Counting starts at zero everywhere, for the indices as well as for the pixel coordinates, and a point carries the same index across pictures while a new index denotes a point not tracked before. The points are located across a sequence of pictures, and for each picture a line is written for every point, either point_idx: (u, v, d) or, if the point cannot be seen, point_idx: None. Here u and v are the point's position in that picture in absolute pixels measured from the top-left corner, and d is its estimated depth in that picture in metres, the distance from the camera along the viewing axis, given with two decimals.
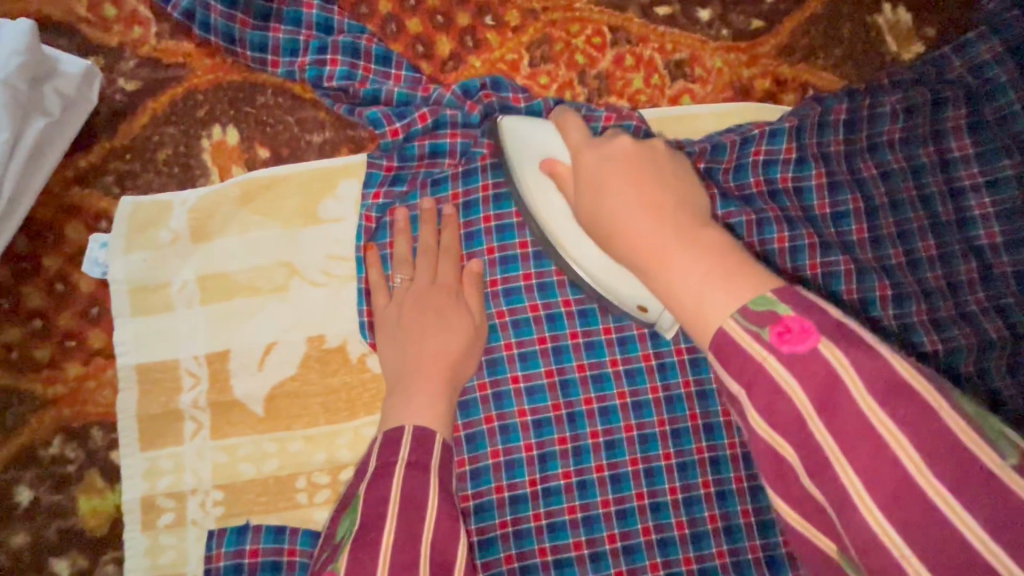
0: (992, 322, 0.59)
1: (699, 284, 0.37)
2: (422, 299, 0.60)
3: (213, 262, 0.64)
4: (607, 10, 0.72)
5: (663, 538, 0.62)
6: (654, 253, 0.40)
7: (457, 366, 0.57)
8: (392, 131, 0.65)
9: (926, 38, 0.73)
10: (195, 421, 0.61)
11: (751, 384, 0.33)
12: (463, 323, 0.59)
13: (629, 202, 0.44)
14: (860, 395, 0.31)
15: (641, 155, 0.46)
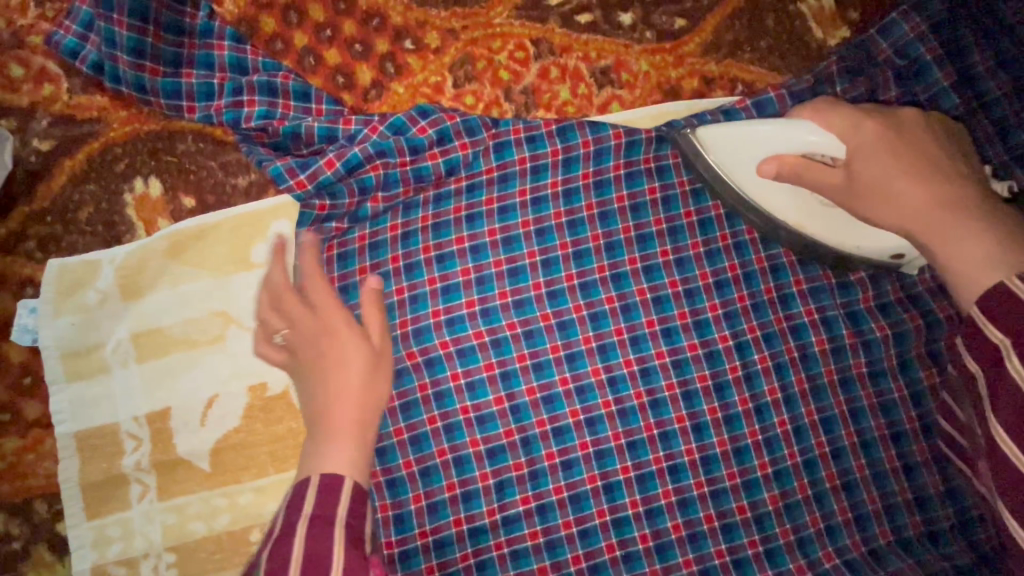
0: None
1: (990, 249, 0.47)
2: (320, 333, 0.57)
3: (147, 319, 0.63)
4: (527, 23, 0.71)
5: (628, 553, 0.61)
6: (926, 221, 0.51)
7: (366, 402, 0.55)
8: (296, 183, 0.62)
9: (850, 22, 0.73)
10: (141, 484, 0.60)
11: (1017, 332, 0.41)
12: (369, 349, 0.57)
13: (900, 174, 0.52)
14: None
15: (910, 129, 0.54)
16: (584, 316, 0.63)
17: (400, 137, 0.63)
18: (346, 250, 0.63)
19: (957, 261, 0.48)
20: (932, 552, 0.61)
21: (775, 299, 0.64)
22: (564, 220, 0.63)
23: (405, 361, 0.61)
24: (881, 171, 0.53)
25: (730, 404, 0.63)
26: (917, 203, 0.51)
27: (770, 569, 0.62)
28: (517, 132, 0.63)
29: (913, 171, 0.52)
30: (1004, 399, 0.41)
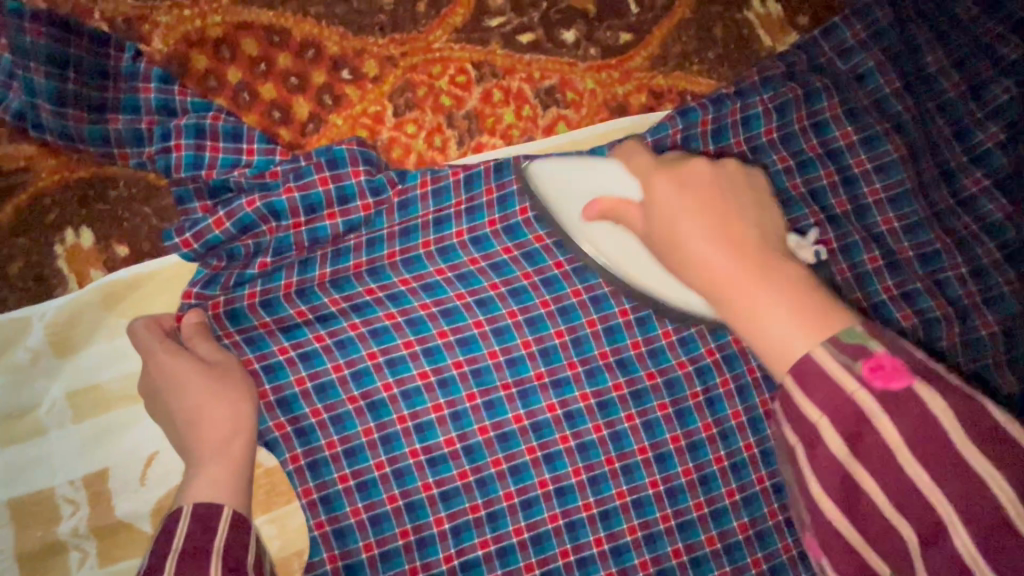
0: (901, 313, 0.61)
1: (787, 312, 0.40)
2: (173, 385, 0.56)
3: (82, 376, 0.60)
4: (467, 46, 0.69)
5: None
6: (724, 286, 0.44)
7: (228, 441, 0.54)
8: (184, 242, 0.60)
9: (799, 27, 0.72)
10: (80, 550, 0.57)
11: (836, 412, 0.36)
12: (232, 390, 0.55)
13: (698, 232, 0.47)
14: (892, 433, 0.35)
15: (718, 181, 0.51)
16: (534, 351, 0.62)
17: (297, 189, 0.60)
18: (234, 307, 0.60)
19: (759, 337, 0.41)
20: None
21: None
22: (516, 254, 0.63)
23: (345, 406, 0.59)
24: (670, 220, 0.49)
25: (692, 432, 0.62)
26: (717, 270, 0.45)
27: None
28: (424, 186, 0.63)
29: (717, 237, 0.46)
30: (833, 483, 0.37)
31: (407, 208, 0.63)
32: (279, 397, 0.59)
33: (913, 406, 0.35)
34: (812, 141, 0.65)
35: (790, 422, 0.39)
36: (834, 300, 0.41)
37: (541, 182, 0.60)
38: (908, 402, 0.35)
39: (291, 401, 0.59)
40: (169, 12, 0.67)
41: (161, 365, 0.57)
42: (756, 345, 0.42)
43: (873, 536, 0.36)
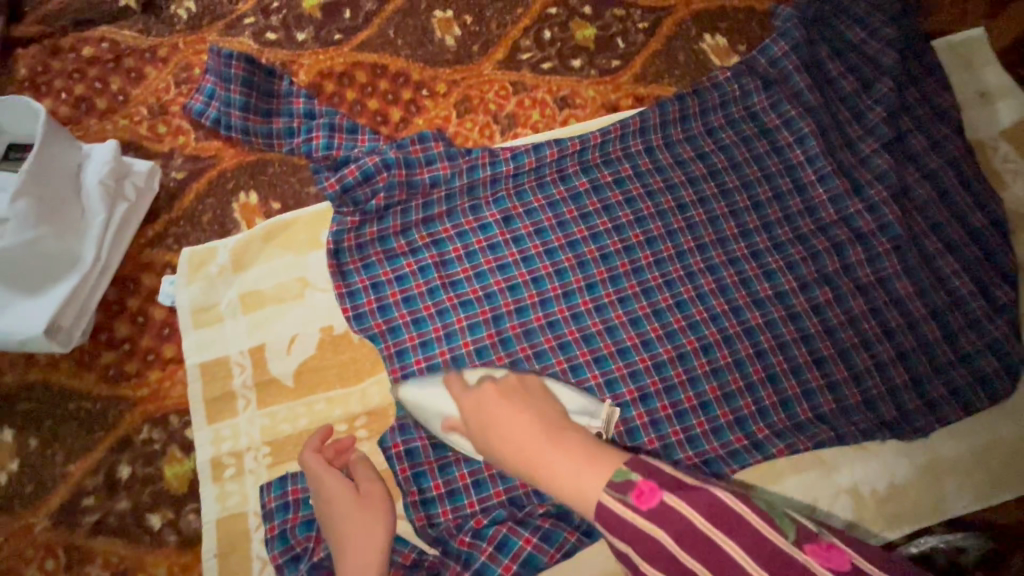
0: (818, 240, 0.89)
1: (577, 467, 0.56)
2: (331, 505, 0.72)
3: (249, 284, 0.88)
4: (507, 72, 1.00)
5: None
6: (551, 441, 0.60)
7: (366, 530, 0.70)
8: (329, 185, 0.87)
9: (739, 53, 1.01)
10: (245, 397, 0.83)
11: (633, 541, 0.52)
12: (373, 515, 0.71)
13: (517, 426, 0.63)
14: (665, 540, 0.51)
15: (517, 386, 0.69)
16: (550, 273, 0.88)
17: (400, 155, 0.88)
18: (360, 242, 0.88)
19: (564, 488, 0.56)
20: (843, 422, 0.80)
21: (693, 248, 0.89)
22: (544, 203, 0.91)
23: (421, 312, 0.85)
24: (493, 418, 0.65)
25: (667, 324, 0.85)
26: (533, 445, 0.60)
27: (716, 442, 0.81)
28: (483, 158, 0.91)
29: (522, 417, 0.63)
30: None
31: (471, 171, 0.90)
32: (379, 306, 0.85)
33: (668, 517, 0.51)
34: (750, 124, 0.95)
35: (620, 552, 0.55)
36: (603, 448, 0.58)
37: (408, 405, 0.77)
38: (657, 508, 0.52)
39: (386, 307, 0.85)
40: (310, 57, 1.01)
41: (326, 487, 0.73)
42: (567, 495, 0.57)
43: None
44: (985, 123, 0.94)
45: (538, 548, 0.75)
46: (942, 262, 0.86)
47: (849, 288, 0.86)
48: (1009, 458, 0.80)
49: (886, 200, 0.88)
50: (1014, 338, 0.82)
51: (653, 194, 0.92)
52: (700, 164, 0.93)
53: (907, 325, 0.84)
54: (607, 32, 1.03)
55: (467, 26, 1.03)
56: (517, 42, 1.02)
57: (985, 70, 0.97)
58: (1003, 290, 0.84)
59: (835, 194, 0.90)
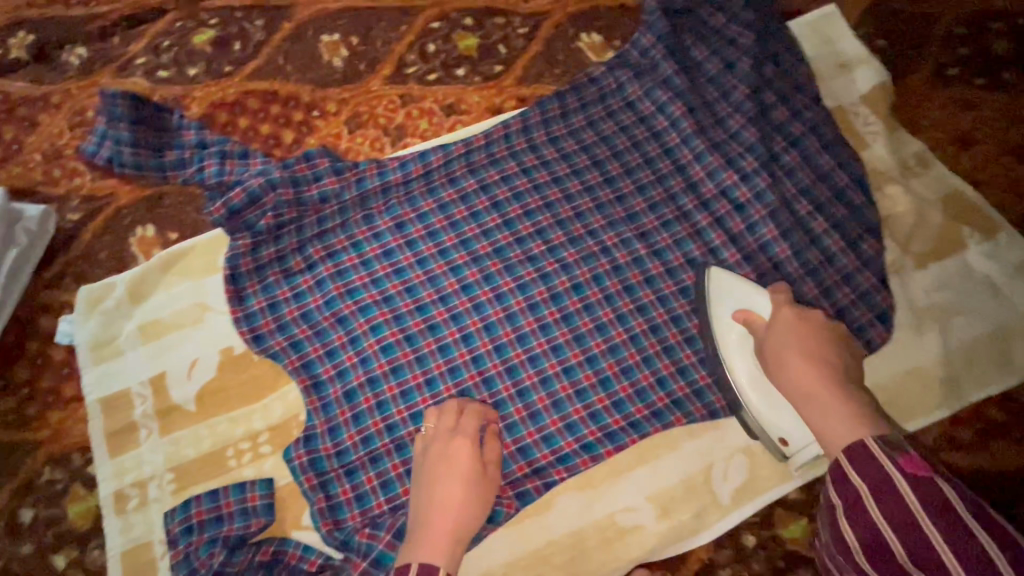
0: (700, 215, 0.92)
1: (853, 417, 0.64)
2: (453, 465, 0.72)
3: (148, 314, 0.89)
4: (394, 86, 1.04)
5: (508, 423, 0.80)
6: (819, 391, 0.67)
7: (467, 491, 0.71)
8: (216, 210, 0.89)
9: (614, 47, 1.06)
10: (147, 427, 0.83)
11: (866, 475, 0.58)
12: (477, 482, 0.72)
13: (810, 364, 0.69)
14: (905, 490, 0.56)
15: (821, 333, 0.73)
16: (446, 270, 0.89)
17: (285, 175, 0.90)
18: (257, 263, 0.89)
19: (827, 425, 0.65)
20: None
21: (584, 233, 0.90)
22: (434, 206, 0.93)
23: (322, 324, 0.87)
24: (792, 346, 0.71)
25: (563, 308, 0.86)
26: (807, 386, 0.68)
27: (617, 415, 0.80)
28: (371, 170, 0.93)
29: (808, 357, 0.69)
30: (859, 515, 0.58)
31: (360, 183, 0.93)
32: (278, 324, 0.87)
33: (927, 485, 0.55)
34: (628, 113, 0.99)
35: (845, 486, 0.60)
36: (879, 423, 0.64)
37: (714, 292, 0.79)
38: (921, 483, 0.55)
39: (285, 324, 0.87)
40: (202, 90, 1.04)
41: (456, 441, 0.74)
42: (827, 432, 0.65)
43: (873, 543, 0.56)
44: (845, 91, 1.00)
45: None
46: (813, 223, 0.90)
47: (732, 258, 0.89)
48: (898, 390, 0.84)
49: (756, 169, 0.92)
50: (883, 287, 0.87)
51: (539, 188, 0.94)
52: (583, 156, 0.96)
53: (788, 285, 0.87)
54: (488, 40, 1.07)
55: (354, 47, 1.07)
56: (403, 57, 1.06)
57: (842, 42, 1.03)
58: (868, 243, 0.89)
59: (712, 170, 0.94)
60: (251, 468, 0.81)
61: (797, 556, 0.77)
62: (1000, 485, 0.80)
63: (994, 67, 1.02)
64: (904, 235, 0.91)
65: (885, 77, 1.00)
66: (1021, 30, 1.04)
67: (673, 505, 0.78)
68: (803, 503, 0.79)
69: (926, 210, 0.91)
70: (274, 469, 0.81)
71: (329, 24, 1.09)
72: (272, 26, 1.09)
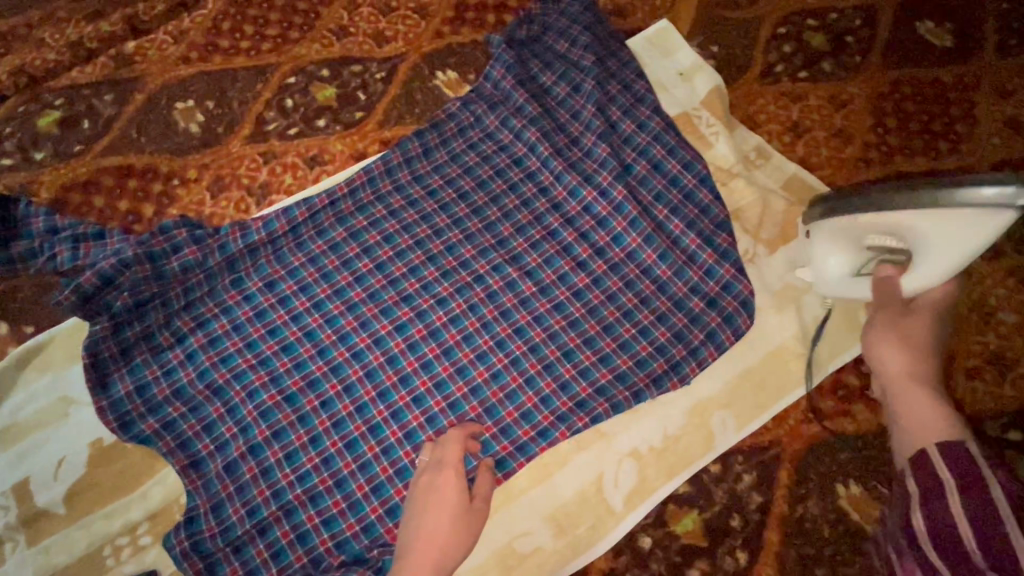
0: (567, 231, 0.95)
1: (937, 411, 0.70)
2: (441, 497, 0.71)
3: (5, 418, 0.84)
4: (255, 145, 1.04)
5: (398, 469, 0.80)
6: (919, 377, 0.74)
7: (459, 518, 0.70)
8: (66, 296, 0.85)
9: (470, 81, 1.10)
10: (13, 540, 0.78)
11: (955, 470, 0.61)
12: (471, 513, 0.71)
13: (909, 349, 0.76)
14: (994, 489, 0.58)
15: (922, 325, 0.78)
16: (322, 322, 0.88)
17: (140, 251, 0.88)
18: (122, 344, 0.86)
19: (914, 414, 0.71)
20: (618, 388, 0.84)
21: (456, 266, 0.92)
22: (305, 260, 0.92)
23: (197, 397, 0.84)
24: (903, 326, 0.77)
25: (443, 342, 0.87)
26: (910, 365, 0.75)
27: (505, 441, 0.81)
28: (234, 232, 0.92)
29: (905, 346, 0.76)
30: (937, 503, 0.60)
31: (223, 248, 0.91)
32: (148, 405, 0.83)
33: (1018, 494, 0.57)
34: (488, 143, 1.02)
35: (930, 477, 0.63)
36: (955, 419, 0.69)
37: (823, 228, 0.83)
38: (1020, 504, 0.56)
39: (156, 404, 0.83)
40: (51, 174, 1.01)
41: (445, 472, 0.72)
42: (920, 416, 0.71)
43: (939, 528, 0.59)
44: (685, 97, 1.07)
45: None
46: (671, 225, 0.95)
47: (602, 269, 0.93)
48: (766, 371, 0.87)
49: (612, 182, 0.96)
50: (743, 273, 0.91)
51: (408, 227, 0.95)
52: (449, 190, 0.98)
53: (656, 288, 0.91)
54: (346, 89, 1.09)
55: (210, 111, 1.06)
56: (262, 115, 1.06)
57: (677, 53, 1.10)
58: (722, 236, 0.93)
59: (571, 188, 0.97)
60: (133, 563, 0.77)
61: (692, 549, 0.80)
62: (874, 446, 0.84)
63: (814, 59, 1.12)
64: (754, 224, 0.97)
65: (720, 80, 1.07)
66: (832, 24, 1.15)
67: (568, 521, 0.79)
68: (693, 496, 0.82)
69: (770, 197, 0.98)
70: (158, 560, 0.77)
71: (182, 91, 1.08)
72: (122, 100, 1.07)
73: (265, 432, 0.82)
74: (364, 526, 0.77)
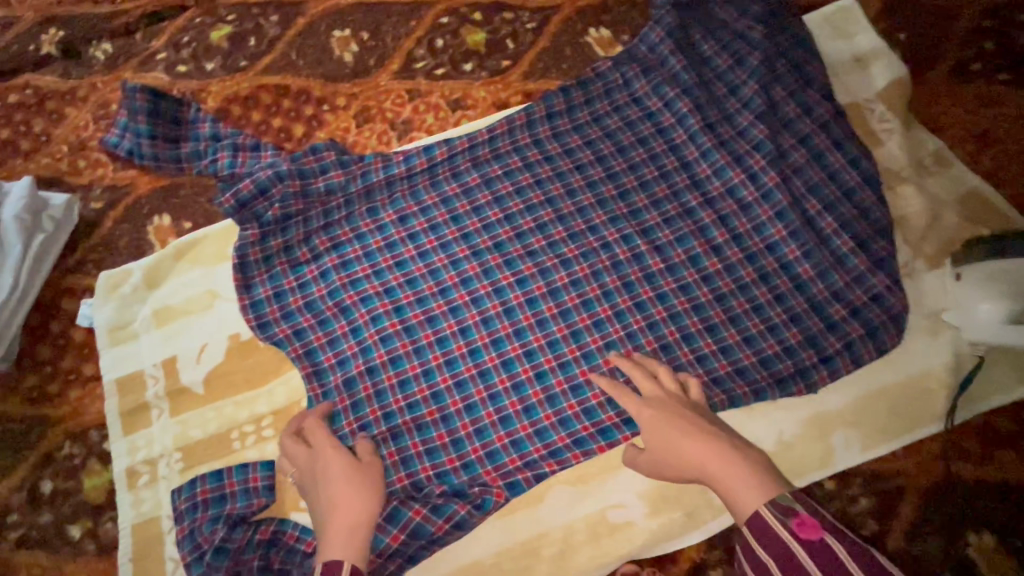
0: (705, 212, 0.91)
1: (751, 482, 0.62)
2: (327, 475, 0.72)
3: (161, 300, 0.92)
4: (402, 81, 1.05)
5: (502, 417, 0.81)
6: (693, 461, 0.66)
7: (358, 484, 0.72)
8: (226, 200, 0.91)
9: (623, 42, 1.06)
10: (159, 407, 0.87)
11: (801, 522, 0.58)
12: (366, 478, 0.73)
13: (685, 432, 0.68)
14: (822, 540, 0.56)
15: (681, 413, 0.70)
16: (446, 263, 0.90)
17: (293, 167, 0.92)
18: (266, 253, 0.92)
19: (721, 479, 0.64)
20: (737, 382, 0.81)
21: (585, 229, 0.91)
22: (438, 200, 0.94)
23: (326, 313, 0.89)
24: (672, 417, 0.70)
25: (562, 303, 0.86)
26: (686, 452, 0.67)
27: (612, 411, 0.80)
28: (376, 163, 0.95)
29: (683, 425, 0.69)
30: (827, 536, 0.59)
31: (365, 176, 0.95)
32: (283, 313, 0.89)
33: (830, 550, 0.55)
34: (634, 109, 0.98)
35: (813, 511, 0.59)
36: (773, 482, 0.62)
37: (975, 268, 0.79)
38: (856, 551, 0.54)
39: (290, 313, 0.89)
40: (217, 84, 1.07)
41: (322, 452, 0.74)
42: (727, 483, 0.64)
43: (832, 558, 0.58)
44: (859, 86, 0.97)
45: (426, 518, 0.76)
46: (822, 222, 0.88)
47: (737, 257, 0.88)
48: (903, 395, 0.81)
49: (764, 167, 0.90)
50: (896, 288, 0.84)
51: (542, 183, 0.94)
52: (587, 152, 0.96)
53: (794, 287, 0.85)
54: (496, 35, 1.08)
55: (364, 42, 1.09)
56: (412, 52, 1.07)
57: (857, 37, 1.00)
58: (880, 244, 0.86)
59: (718, 167, 0.92)
60: (255, 450, 0.85)
61: None
62: (1015, 498, 0.76)
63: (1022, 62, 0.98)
64: (917, 237, 0.88)
65: (904, 72, 0.96)
66: None
67: (665, 503, 0.78)
68: None
69: (941, 210, 0.88)
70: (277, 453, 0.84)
71: (341, 20, 1.11)
72: (286, 22, 1.11)
73: (383, 356, 0.85)
74: (464, 463, 0.79)
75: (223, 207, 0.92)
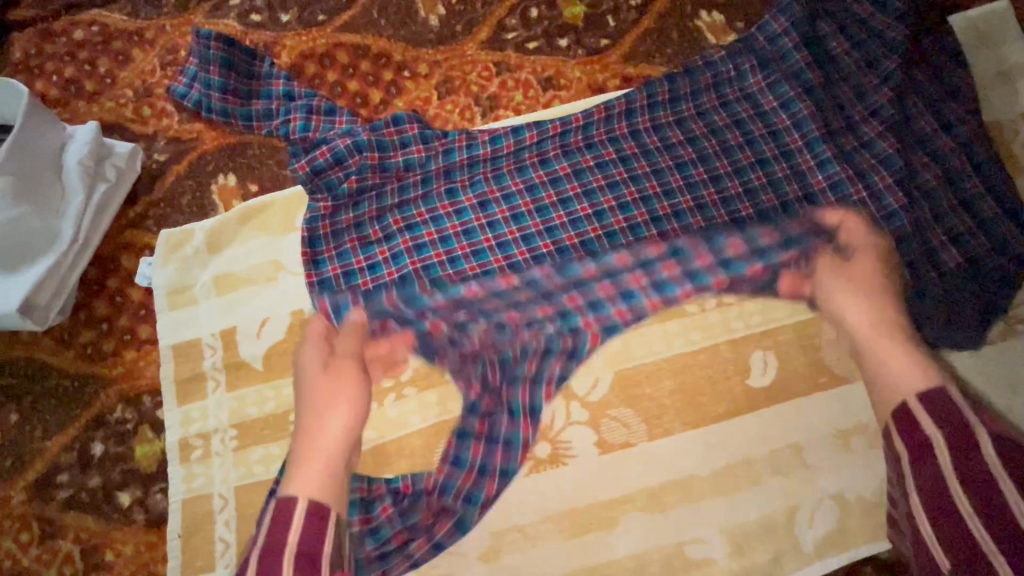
0: (816, 229, 0.82)
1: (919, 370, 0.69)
2: (306, 386, 0.76)
3: (223, 266, 0.88)
4: (490, 52, 0.97)
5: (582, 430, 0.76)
6: (884, 337, 0.73)
7: (327, 400, 0.74)
8: (301, 167, 0.86)
9: (736, 30, 0.96)
10: (215, 380, 0.83)
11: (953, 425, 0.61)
12: (335, 392, 0.75)
13: (859, 299, 0.77)
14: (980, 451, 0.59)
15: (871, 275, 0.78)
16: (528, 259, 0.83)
17: (372, 139, 0.86)
18: (335, 228, 0.85)
19: (886, 354, 0.72)
20: None
21: (681, 234, 0.83)
22: (523, 187, 0.86)
23: (394, 301, 0.81)
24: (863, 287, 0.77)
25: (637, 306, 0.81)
26: (862, 318, 0.75)
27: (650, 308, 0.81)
28: (460, 142, 0.88)
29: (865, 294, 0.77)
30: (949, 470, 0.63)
31: (447, 154, 0.87)
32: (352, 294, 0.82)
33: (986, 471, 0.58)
34: (746, 106, 0.89)
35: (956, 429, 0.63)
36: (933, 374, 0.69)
37: None
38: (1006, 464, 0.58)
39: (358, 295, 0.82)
40: (292, 38, 1.00)
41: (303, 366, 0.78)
42: (886, 371, 0.71)
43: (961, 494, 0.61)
44: (1002, 105, 0.87)
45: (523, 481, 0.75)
46: (948, 254, 0.79)
47: None
48: None
49: (890, 186, 0.81)
50: None
51: (638, 180, 0.86)
52: (689, 150, 0.87)
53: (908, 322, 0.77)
54: (596, 10, 0.98)
55: (452, 5, 1.00)
56: (503, 21, 0.98)
57: (1005, 47, 0.89)
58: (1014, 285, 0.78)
59: (836, 181, 0.83)
60: None
61: None
62: None
63: None
64: None
65: None
66: None
67: (749, 542, 0.74)
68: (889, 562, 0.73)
69: None
70: None
71: None
72: None
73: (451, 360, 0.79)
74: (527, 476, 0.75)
75: (296, 175, 0.87)
